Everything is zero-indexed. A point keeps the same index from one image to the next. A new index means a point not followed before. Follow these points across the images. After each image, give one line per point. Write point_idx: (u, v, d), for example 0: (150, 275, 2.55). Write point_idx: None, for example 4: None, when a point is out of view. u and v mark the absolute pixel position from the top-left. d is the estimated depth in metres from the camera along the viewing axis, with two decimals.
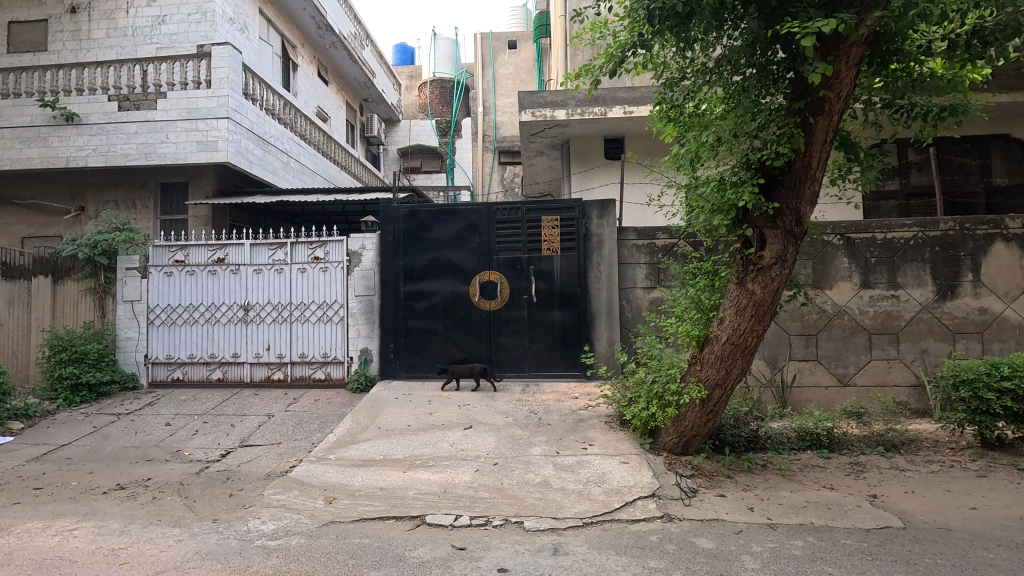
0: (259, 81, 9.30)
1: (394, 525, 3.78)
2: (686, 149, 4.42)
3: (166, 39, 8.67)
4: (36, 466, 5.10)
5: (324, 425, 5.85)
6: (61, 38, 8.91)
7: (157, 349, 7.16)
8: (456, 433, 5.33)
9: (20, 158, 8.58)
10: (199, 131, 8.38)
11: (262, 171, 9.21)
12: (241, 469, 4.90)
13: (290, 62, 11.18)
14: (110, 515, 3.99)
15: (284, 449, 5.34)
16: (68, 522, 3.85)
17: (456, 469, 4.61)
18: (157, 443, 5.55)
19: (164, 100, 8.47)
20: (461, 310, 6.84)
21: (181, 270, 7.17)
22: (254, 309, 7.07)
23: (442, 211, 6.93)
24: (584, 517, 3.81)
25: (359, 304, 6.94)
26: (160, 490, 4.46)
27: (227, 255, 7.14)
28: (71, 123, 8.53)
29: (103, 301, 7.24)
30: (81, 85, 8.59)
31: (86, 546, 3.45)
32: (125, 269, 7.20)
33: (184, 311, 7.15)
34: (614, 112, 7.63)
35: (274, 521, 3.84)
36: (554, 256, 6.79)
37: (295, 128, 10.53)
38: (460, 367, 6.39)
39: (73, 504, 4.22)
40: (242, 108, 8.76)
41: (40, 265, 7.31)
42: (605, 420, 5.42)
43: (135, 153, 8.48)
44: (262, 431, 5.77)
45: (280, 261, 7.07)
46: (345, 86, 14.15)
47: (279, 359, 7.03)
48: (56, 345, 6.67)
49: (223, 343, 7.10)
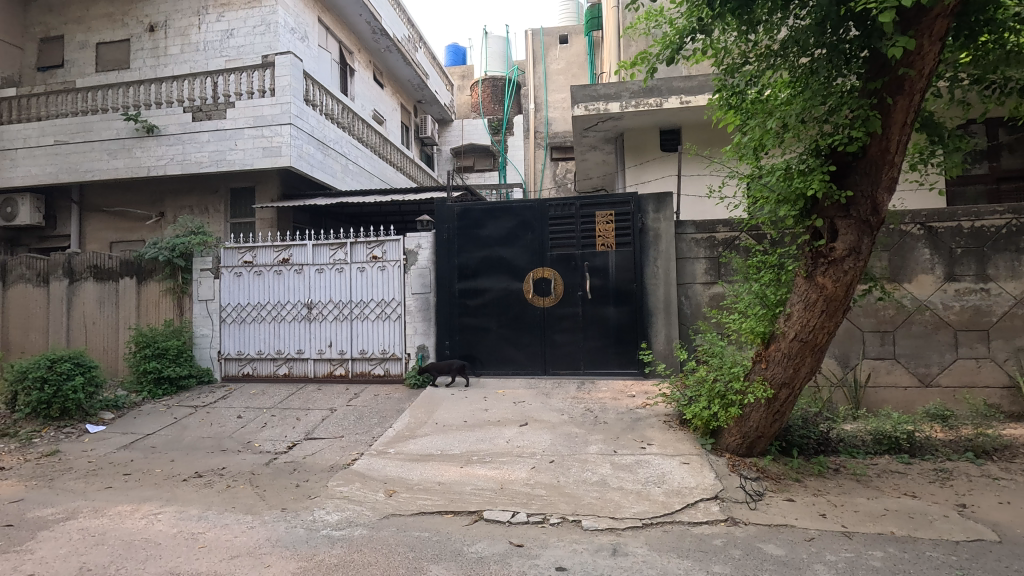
0: (319, 88, 9.65)
1: (452, 519, 3.83)
2: (749, 138, 4.19)
3: (234, 52, 9.23)
4: (126, 453, 5.51)
5: (384, 420, 6.01)
6: (142, 55, 9.64)
7: (229, 346, 7.58)
8: (511, 430, 5.33)
9: (107, 168, 9.25)
10: (265, 138, 8.77)
11: (323, 175, 9.55)
12: (306, 461, 5.10)
13: (347, 68, 11.54)
14: (190, 501, 4.24)
15: (347, 442, 5.52)
16: (153, 507, 4.13)
17: (512, 466, 4.62)
18: (230, 434, 5.87)
19: (232, 109, 8.90)
20: (515, 307, 6.86)
21: (249, 271, 7.55)
22: (317, 307, 7.35)
23: (495, 209, 6.96)
24: (643, 518, 3.72)
25: (416, 301, 7.08)
26: (233, 479, 4.72)
27: (291, 255, 7.46)
28: (151, 135, 9.12)
29: (181, 300, 7.69)
30: (159, 99, 9.16)
31: (169, 530, 3.69)
32: (201, 270, 7.64)
33: (253, 310, 7.53)
34: (670, 102, 7.42)
35: (338, 512, 3.97)
36: (609, 252, 6.68)
37: (353, 131, 10.85)
38: (441, 363, 6.61)
39: (157, 489, 4.52)
40: (303, 114, 9.10)
41: (126, 267, 7.80)
42: (663, 419, 5.27)
43: (208, 161, 8.97)
44: (326, 424, 5.99)
45: (340, 261, 7.31)
46: (399, 88, 14.47)
47: (341, 355, 7.27)
48: (140, 342, 7.15)
49: (289, 340, 7.43)
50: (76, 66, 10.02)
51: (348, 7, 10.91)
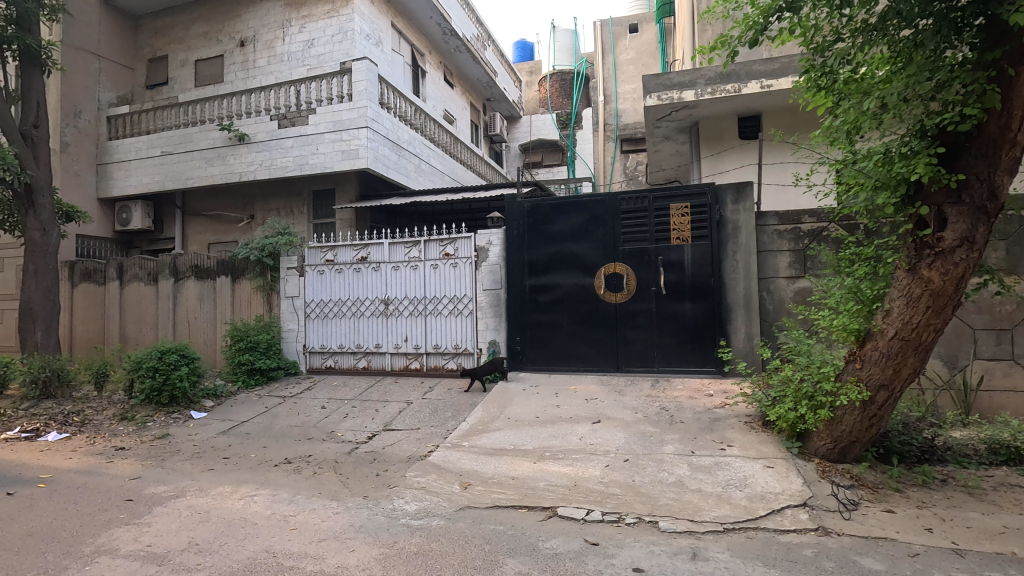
0: (394, 90, 9.96)
1: (526, 514, 3.84)
2: (843, 121, 3.89)
3: (315, 60, 9.74)
4: (225, 439, 5.96)
5: (457, 414, 6.14)
6: (233, 69, 10.43)
7: (313, 340, 8.02)
8: (584, 427, 5.29)
9: (205, 175, 10.01)
10: (344, 141, 9.14)
11: (397, 175, 9.87)
12: (386, 451, 5.31)
13: (419, 70, 11.84)
14: (281, 485, 4.53)
15: (423, 434, 5.69)
16: (249, 489, 4.45)
17: (585, 463, 4.58)
18: (315, 424, 6.22)
19: (314, 115, 9.35)
20: (587, 303, 6.78)
21: (331, 269, 7.94)
22: (393, 303, 7.62)
23: (566, 204, 6.92)
24: (724, 523, 3.57)
25: (487, 297, 7.18)
26: (319, 466, 4.99)
27: (369, 254, 7.77)
28: (242, 143, 9.78)
29: (270, 297, 8.21)
30: (249, 109, 9.82)
31: (264, 511, 3.96)
32: (287, 268, 8.12)
33: (335, 306, 7.92)
34: (750, 87, 7.05)
35: (416, 502, 4.10)
36: (684, 246, 6.46)
37: (425, 132, 11.13)
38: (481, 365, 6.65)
39: (252, 473, 4.87)
40: (379, 117, 9.42)
41: (223, 267, 8.42)
42: (745, 420, 5.04)
43: (292, 165, 9.48)
44: (403, 416, 6.21)
45: (414, 258, 7.53)
46: (468, 87, 14.68)
47: (416, 350, 7.50)
48: (235, 336, 7.69)
49: (368, 335, 7.75)
50: (178, 82, 10.94)
51: (420, 10, 11.20)
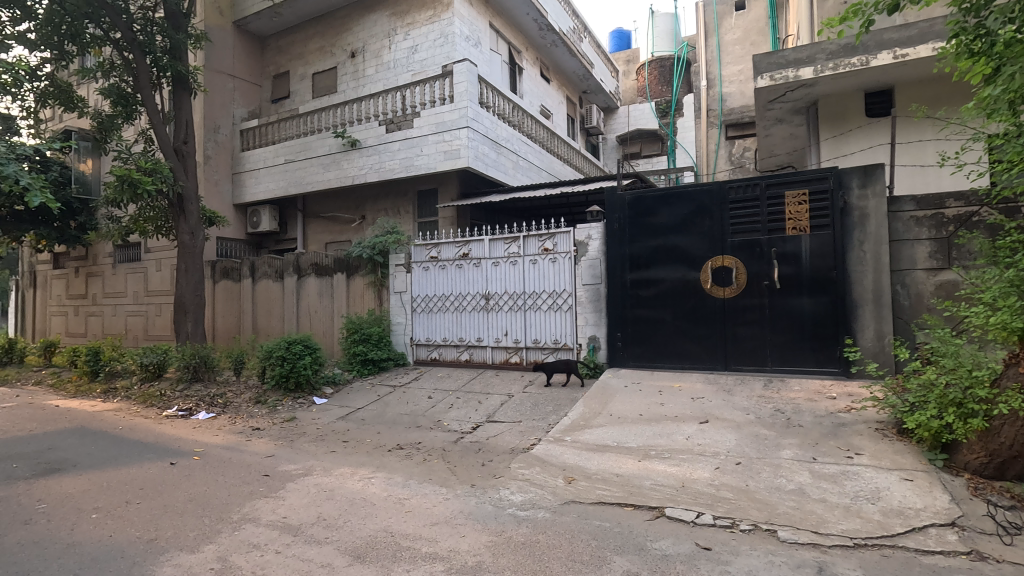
0: (493, 89, 10.15)
1: (633, 513, 3.77)
2: (1005, 88, 3.39)
3: (419, 66, 10.20)
4: (343, 423, 6.44)
5: (558, 408, 6.16)
6: (346, 80, 11.24)
7: (419, 333, 8.43)
8: (691, 426, 5.10)
9: (322, 180, 10.81)
10: (446, 142, 9.46)
11: (497, 172, 10.05)
12: (490, 442, 5.45)
13: (516, 67, 11.97)
14: (396, 469, 4.81)
15: (525, 426, 5.78)
16: (367, 471, 4.77)
17: (694, 464, 4.41)
18: (423, 413, 6.54)
19: (418, 119, 9.77)
20: (692, 298, 6.51)
21: (435, 265, 8.29)
22: (494, 298, 7.79)
23: (669, 195, 6.68)
24: (854, 538, 3.26)
25: (587, 292, 7.12)
26: (429, 453, 5.24)
27: (471, 250, 8.00)
28: (354, 148, 10.45)
29: (380, 292, 8.74)
30: (359, 116, 10.47)
31: (381, 493, 4.23)
32: (396, 265, 8.58)
33: (439, 300, 8.25)
34: (880, 58, 6.34)
35: (522, 493, 4.17)
36: (802, 236, 5.99)
37: (523, 128, 11.24)
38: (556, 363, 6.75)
39: (369, 456, 5.22)
40: (479, 116, 9.64)
41: (338, 265, 9.07)
42: (876, 427, 4.59)
43: (399, 167, 9.96)
44: (505, 408, 6.34)
45: (514, 254, 7.64)
46: (564, 81, 14.64)
47: (516, 344, 7.63)
48: (351, 328, 8.26)
49: (470, 329, 8.00)
50: (299, 95, 11.96)
51: (517, 8, 11.31)
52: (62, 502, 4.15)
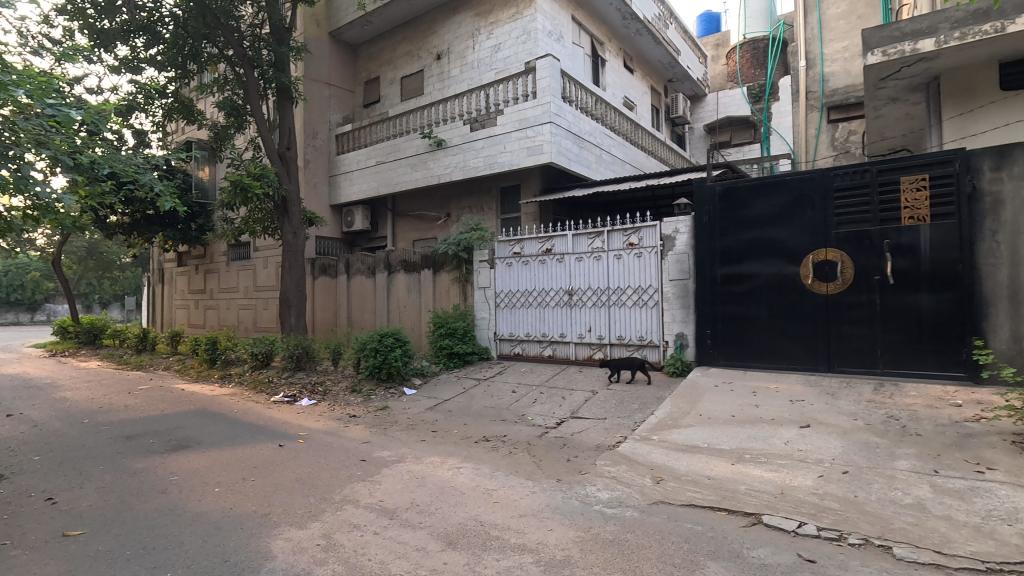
0: (576, 83, 10.05)
1: (727, 518, 3.60)
2: None
3: (502, 64, 10.33)
4: (432, 414, 6.69)
5: (644, 406, 6.03)
6: (432, 81, 11.62)
7: (503, 328, 8.56)
8: (789, 430, 4.80)
9: (410, 179, 11.23)
10: (529, 138, 9.50)
11: (580, 167, 9.95)
12: (575, 438, 5.44)
13: (599, 59, 11.78)
14: (483, 461, 4.93)
15: (610, 424, 5.71)
16: (455, 461, 4.92)
17: (794, 470, 4.15)
18: (508, 406, 6.65)
19: (502, 116, 9.89)
20: (790, 294, 6.12)
21: (518, 261, 8.37)
22: (577, 293, 7.75)
23: (764, 184, 6.32)
24: (986, 561, 2.92)
25: (674, 288, 6.89)
26: (514, 446, 5.32)
27: (554, 246, 8.01)
28: (440, 148, 10.76)
29: (465, 288, 8.95)
30: (445, 116, 10.77)
31: (470, 482, 4.35)
32: (480, 261, 8.76)
33: (522, 296, 8.33)
34: (1020, 24, 5.54)
35: (608, 490, 4.12)
36: (920, 227, 5.46)
37: (606, 121, 11.06)
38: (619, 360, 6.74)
39: (457, 446, 5.39)
40: (562, 111, 9.58)
41: (426, 261, 9.40)
42: (1012, 439, 4.08)
43: (483, 165, 10.13)
44: (589, 405, 6.29)
45: (598, 249, 7.54)
46: (649, 70, 14.23)
47: (600, 340, 7.54)
48: (438, 323, 8.55)
49: (553, 324, 8.02)
50: (388, 99, 12.52)
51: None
52: (190, 476, 4.63)
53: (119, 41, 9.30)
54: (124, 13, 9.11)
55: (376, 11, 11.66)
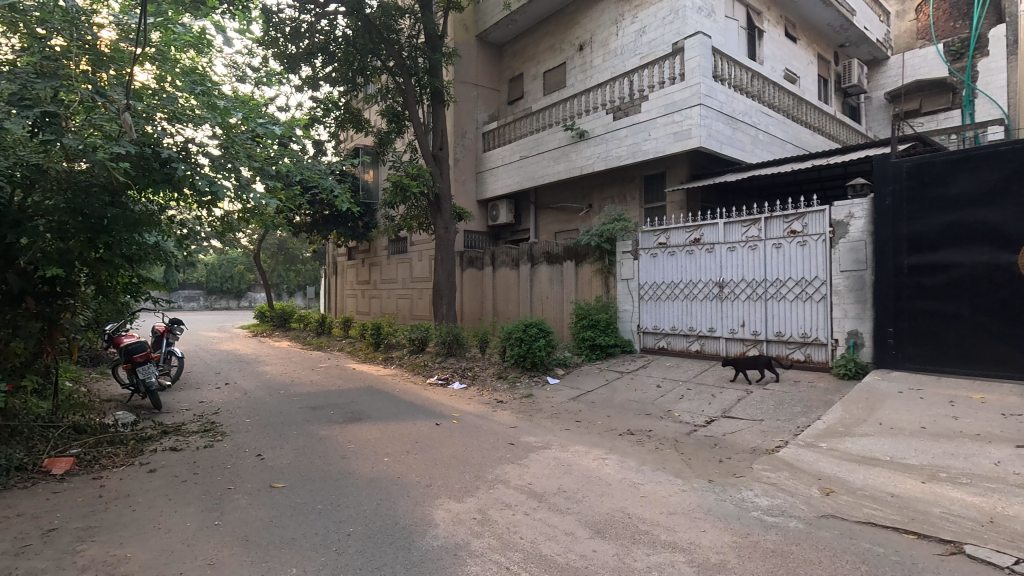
0: (729, 60, 9.38)
1: (916, 542, 3.14)
2: None
3: (646, 48, 10.05)
4: (575, 404, 6.77)
5: (809, 410, 5.48)
6: (574, 73, 11.71)
7: (646, 321, 8.33)
8: (1001, 450, 4.05)
9: (552, 172, 11.36)
10: (676, 123, 9.07)
11: (733, 150, 9.26)
12: (727, 438, 5.13)
13: (756, 31, 10.86)
14: (628, 454, 4.87)
15: (768, 427, 5.28)
16: (600, 452, 4.93)
17: (1008, 497, 3.49)
18: (653, 401, 6.48)
19: (647, 102, 9.55)
20: (1004, 288, 5.16)
21: (664, 252, 8.07)
22: (729, 286, 7.27)
23: (968, 158, 5.43)
24: None
25: (846, 281, 6.14)
26: (661, 442, 5.17)
27: (703, 235, 7.59)
28: (582, 139, 10.73)
29: (608, 279, 8.85)
30: (587, 107, 10.71)
31: (616, 474, 4.33)
32: (623, 252, 8.60)
33: (668, 288, 8.02)
34: None
35: (768, 497, 3.83)
36: None
37: (764, 98, 10.16)
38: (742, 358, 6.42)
39: (602, 437, 5.39)
40: (714, 91, 8.98)
41: (568, 253, 9.48)
42: None
43: (626, 154, 9.90)
44: (743, 405, 5.88)
45: (754, 238, 6.98)
46: (815, 37, 12.77)
47: (755, 336, 7.00)
48: (580, 314, 8.59)
49: (701, 318, 7.62)
50: (532, 94, 12.82)
51: None
52: (364, 445, 5.23)
53: (303, 62, 10.62)
54: (307, 37, 10.38)
55: (521, 8, 11.97)
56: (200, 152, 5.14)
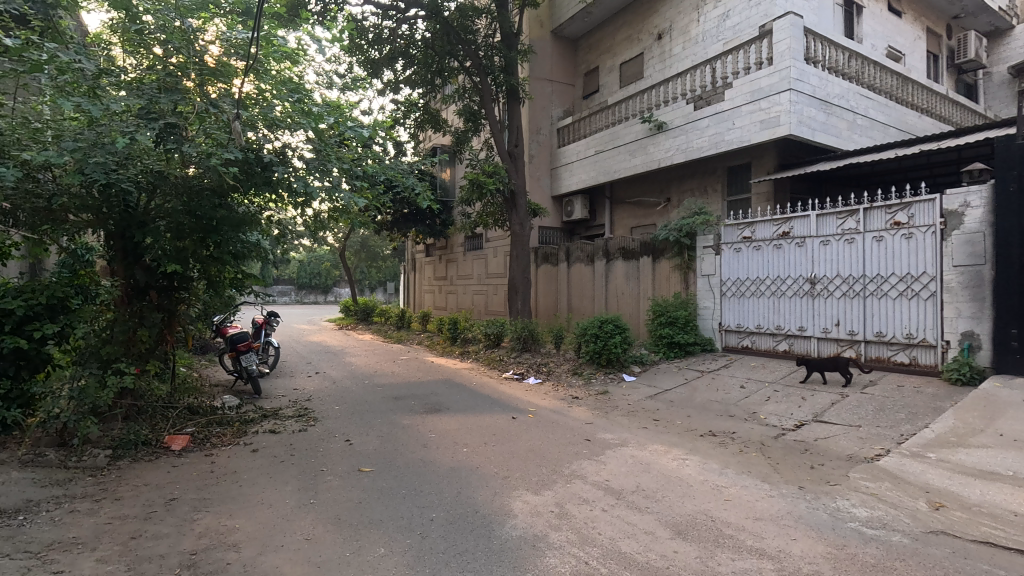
0: (824, 41, 8.76)
1: None
2: None
3: (730, 32, 9.65)
4: (653, 402, 6.63)
5: (915, 417, 5.04)
6: (653, 63, 11.44)
7: (729, 319, 7.99)
8: None
9: (629, 166, 11.12)
10: (763, 110, 8.60)
11: (827, 137, 8.65)
12: (820, 444, 4.83)
13: (853, 8, 10.09)
14: (710, 455, 4.71)
15: (866, 433, 4.91)
16: (680, 452, 4.80)
17: None
18: (736, 402, 6.21)
19: (731, 89, 9.11)
20: None
21: (749, 246, 7.69)
22: (821, 282, 6.82)
23: None
24: None
25: (960, 277, 5.59)
26: (746, 445, 4.95)
27: (793, 229, 7.17)
28: (661, 131, 10.43)
29: (687, 275, 8.56)
30: (666, 97, 10.39)
31: (698, 476, 4.20)
32: (703, 247, 8.29)
33: (753, 284, 7.65)
34: None
35: (867, 508, 3.57)
36: None
37: (863, 79, 9.41)
38: (822, 358, 6.12)
39: (682, 438, 5.24)
40: (806, 74, 8.42)
41: (645, 248, 9.27)
42: None
43: (708, 145, 9.52)
44: (838, 409, 5.51)
45: (851, 231, 6.51)
46: (923, 10, 11.66)
47: (851, 336, 6.53)
48: (657, 311, 8.39)
49: (790, 317, 7.20)
50: (608, 87, 12.64)
51: None
52: (444, 435, 5.41)
53: (385, 67, 11.07)
54: (389, 42, 10.80)
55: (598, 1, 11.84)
56: (296, 156, 5.52)
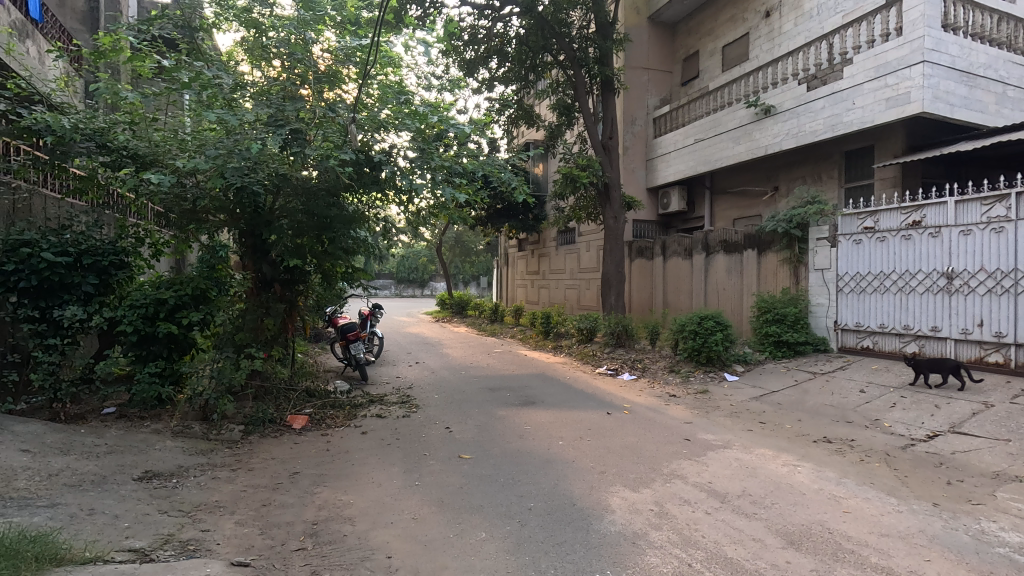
0: (967, 4, 7.74)
1: None
2: None
3: (851, 4, 8.89)
4: (758, 404, 6.26)
5: None
6: (760, 43, 10.76)
7: (846, 317, 7.35)
8: None
9: (732, 154, 10.52)
10: (890, 87, 7.78)
11: (969, 113, 7.66)
12: (957, 458, 4.32)
13: None
14: (825, 463, 4.37)
15: (1017, 449, 4.32)
16: (790, 458, 4.50)
17: None
18: (854, 408, 5.71)
19: (851, 66, 8.32)
20: None
21: (871, 237, 7.00)
22: (960, 277, 6.08)
23: None
24: None
25: None
26: (867, 454, 4.54)
27: (925, 217, 6.44)
28: (769, 115, 9.77)
29: (797, 269, 7.97)
30: (775, 79, 9.71)
31: (811, 484, 3.92)
32: (817, 239, 7.68)
33: (875, 279, 6.97)
34: None
35: (1019, 532, 3.14)
36: None
37: (1017, 44, 8.21)
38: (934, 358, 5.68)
39: (792, 442, 4.91)
40: (943, 44, 7.48)
41: (750, 241, 8.75)
42: None
43: (823, 128, 8.78)
44: (981, 419, 4.89)
45: (999, 218, 5.73)
46: None
47: (997, 338, 5.77)
48: (763, 307, 7.89)
49: (921, 316, 6.48)
50: (709, 72, 12.06)
51: None
52: (539, 428, 5.47)
53: (480, 66, 11.30)
54: (485, 42, 11.00)
55: None
56: (401, 156, 5.81)
